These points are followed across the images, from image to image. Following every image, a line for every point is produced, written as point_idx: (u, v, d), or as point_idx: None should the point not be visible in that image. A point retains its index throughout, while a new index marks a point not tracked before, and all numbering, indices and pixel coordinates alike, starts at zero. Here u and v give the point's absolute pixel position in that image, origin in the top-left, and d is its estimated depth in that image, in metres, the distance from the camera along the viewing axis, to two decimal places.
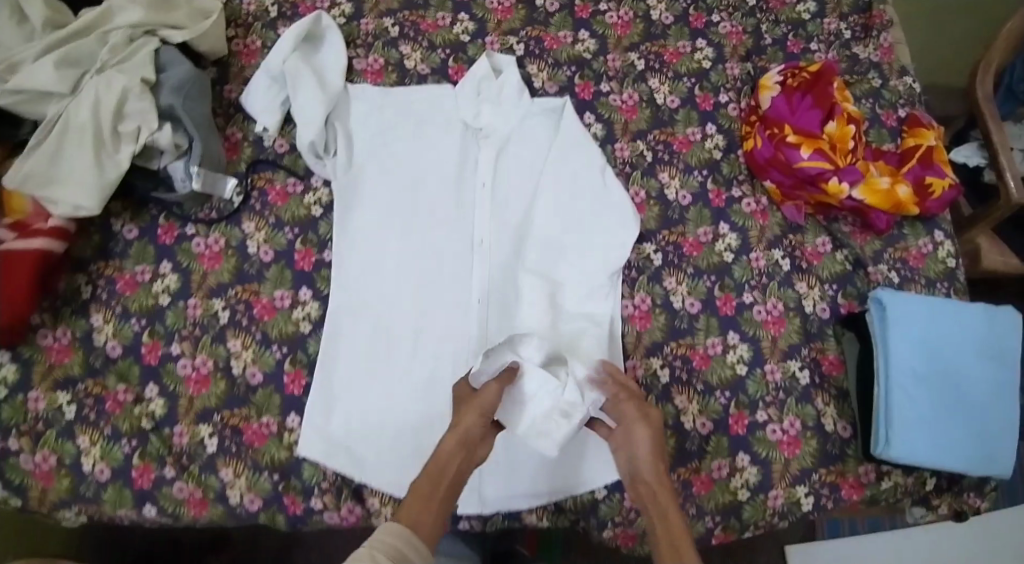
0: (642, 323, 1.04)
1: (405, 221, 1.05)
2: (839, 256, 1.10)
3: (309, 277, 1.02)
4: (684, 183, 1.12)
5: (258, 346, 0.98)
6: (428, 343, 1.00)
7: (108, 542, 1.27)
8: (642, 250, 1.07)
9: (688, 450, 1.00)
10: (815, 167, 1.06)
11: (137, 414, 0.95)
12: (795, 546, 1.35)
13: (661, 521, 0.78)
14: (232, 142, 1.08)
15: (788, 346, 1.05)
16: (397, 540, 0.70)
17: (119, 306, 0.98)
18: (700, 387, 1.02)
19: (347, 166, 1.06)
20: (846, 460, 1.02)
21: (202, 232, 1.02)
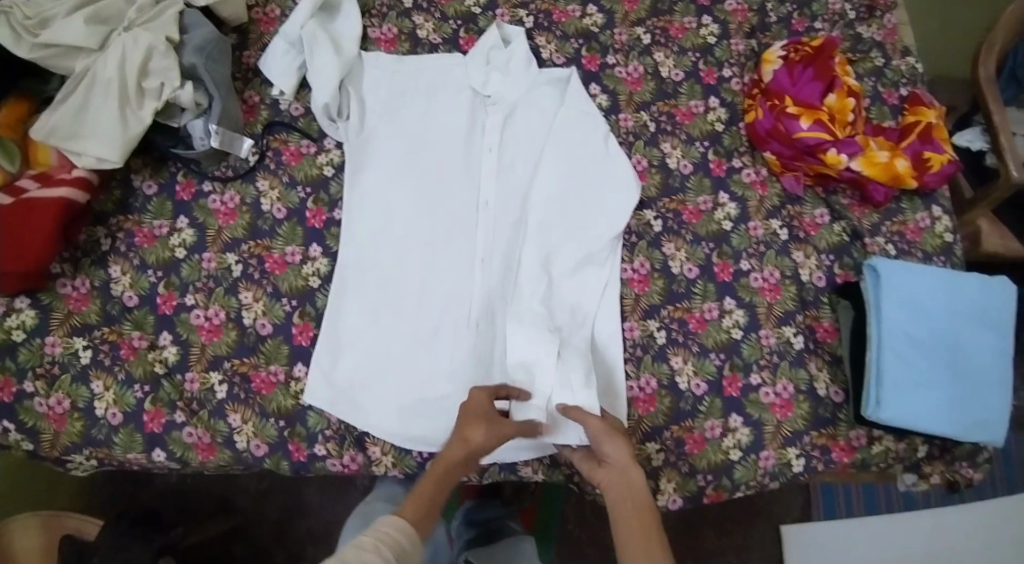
0: (640, 286, 1.07)
1: (413, 183, 1.09)
2: (837, 227, 1.12)
3: (320, 235, 1.06)
4: (686, 153, 1.15)
5: (269, 299, 1.02)
6: (432, 299, 1.05)
7: (117, 499, 1.29)
8: (642, 216, 1.10)
9: (683, 410, 1.03)
10: (813, 137, 1.08)
11: (151, 360, 0.98)
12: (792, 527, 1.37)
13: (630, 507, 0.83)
14: (250, 104, 1.12)
15: (784, 312, 1.08)
16: (400, 537, 0.76)
17: (137, 258, 1.02)
18: (696, 348, 1.05)
19: (359, 131, 1.10)
20: (838, 423, 1.04)
21: (218, 189, 1.06)
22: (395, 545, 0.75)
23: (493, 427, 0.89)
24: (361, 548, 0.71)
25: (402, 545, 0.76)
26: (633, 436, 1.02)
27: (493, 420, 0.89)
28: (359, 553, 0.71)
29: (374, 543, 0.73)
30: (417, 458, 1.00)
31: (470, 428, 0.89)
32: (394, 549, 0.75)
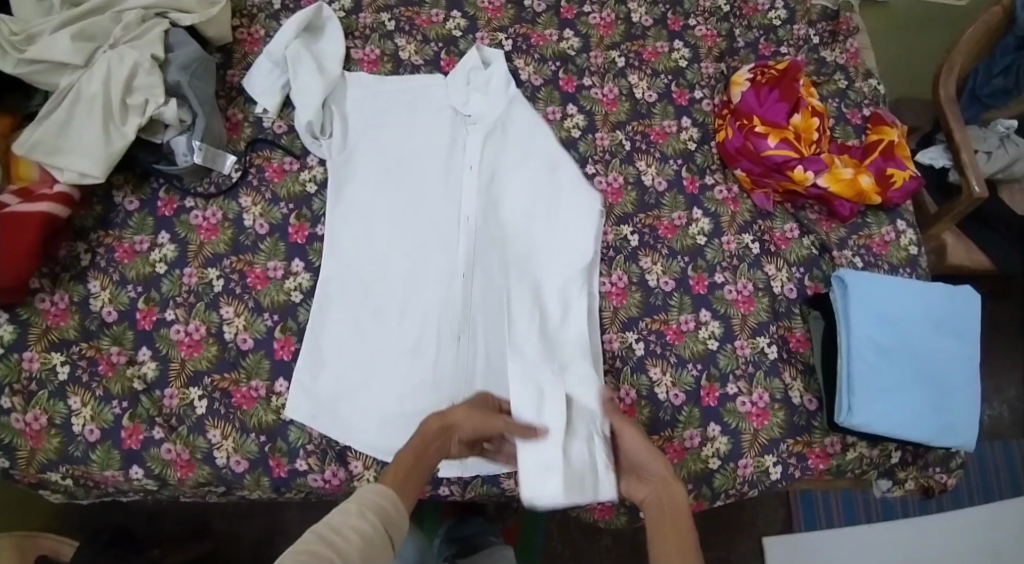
0: (618, 299, 1.10)
1: (396, 199, 1.11)
2: (806, 241, 1.16)
3: (302, 250, 1.07)
4: (660, 170, 1.19)
5: (250, 313, 1.03)
6: (415, 311, 1.06)
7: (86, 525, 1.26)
8: (619, 231, 1.14)
9: (662, 420, 1.05)
10: (781, 155, 1.13)
11: (130, 376, 0.98)
12: (774, 540, 1.37)
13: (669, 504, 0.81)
14: (233, 122, 1.13)
15: (758, 323, 1.11)
16: (386, 503, 0.73)
17: (117, 273, 1.02)
18: (673, 359, 1.08)
19: (341, 147, 1.12)
20: (813, 431, 1.07)
21: (200, 205, 1.07)
22: (380, 511, 0.72)
23: (475, 412, 0.88)
24: (348, 513, 0.70)
25: (387, 509, 0.73)
26: None
27: (480, 408, 0.89)
28: (346, 520, 0.69)
29: (360, 508, 0.71)
30: None
31: (455, 412, 0.88)
32: (379, 513, 0.72)
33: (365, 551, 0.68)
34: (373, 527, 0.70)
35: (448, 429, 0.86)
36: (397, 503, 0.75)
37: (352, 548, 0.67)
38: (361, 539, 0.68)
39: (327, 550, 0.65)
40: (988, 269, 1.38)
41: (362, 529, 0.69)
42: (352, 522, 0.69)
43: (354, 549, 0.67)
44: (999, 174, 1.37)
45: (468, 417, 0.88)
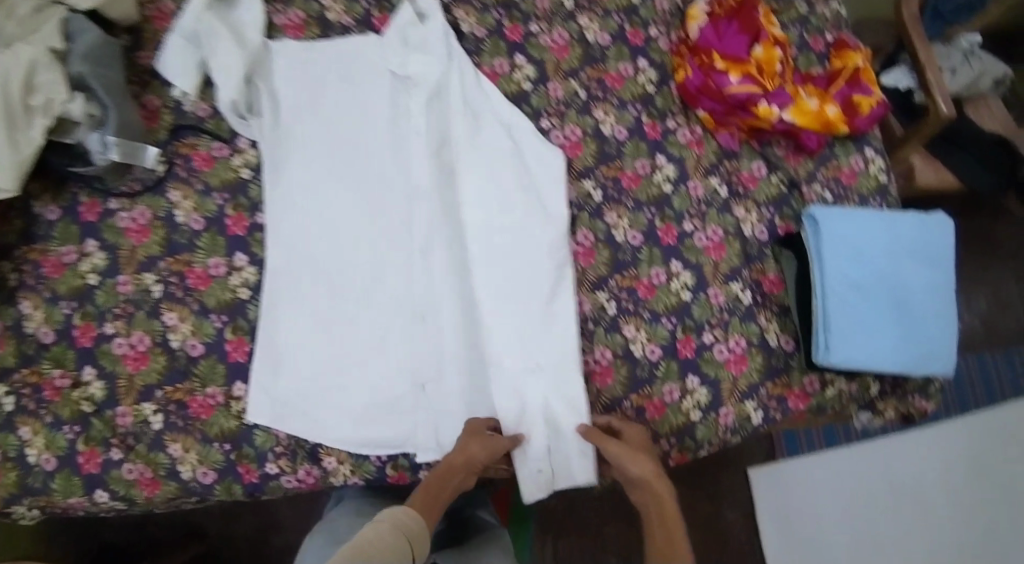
0: (585, 259, 1.07)
1: (340, 177, 1.04)
2: (774, 179, 1.13)
3: (243, 242, 1.01)
4: (619, 118, 1.13)
5: (196, 317, 0.97)
6: (374, 297, 1.02)
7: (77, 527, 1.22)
8: (581, 187, 1.09)
9: (640, 377, 1.02)
10: (744, 92, 1.08)
11: (77, 399, 0.93)
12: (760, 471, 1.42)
13: (659, 507, 0.93)
14: (151, 109, 1.04)
15: (730, 270, 1.08)
16: (412, 522, 0.80)
17: (47, 290, 0.96)
18: (647, 315, 1.05)
19: (274, 127, 1.04)
20: (791, 372, 1.06)
21: (126, 206, 0.99)
22: (407, 530, 0.79)
23: (492, 446, 0.91)
24: (381, 531, 0.77)
25: (413, 529, 0.79)
26: (595, 409, 1.02)
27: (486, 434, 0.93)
28: (379, 538, 0.76)
29: (391, 528, 0.78)
30: (376, 462, 0.98)
31: (471, 445, 0.91)
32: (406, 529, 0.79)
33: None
34: (401, 545, 0.76)
35: (467, 464, 0.90)
36: (423, 526, 0.81)
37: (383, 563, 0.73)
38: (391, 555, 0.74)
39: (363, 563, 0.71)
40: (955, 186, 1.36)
41: (391, 546, 0.75)
42: (383, 540, 0.75)
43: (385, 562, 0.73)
44: (964, 92, 1.35)
45: (486, 453, 0.91)
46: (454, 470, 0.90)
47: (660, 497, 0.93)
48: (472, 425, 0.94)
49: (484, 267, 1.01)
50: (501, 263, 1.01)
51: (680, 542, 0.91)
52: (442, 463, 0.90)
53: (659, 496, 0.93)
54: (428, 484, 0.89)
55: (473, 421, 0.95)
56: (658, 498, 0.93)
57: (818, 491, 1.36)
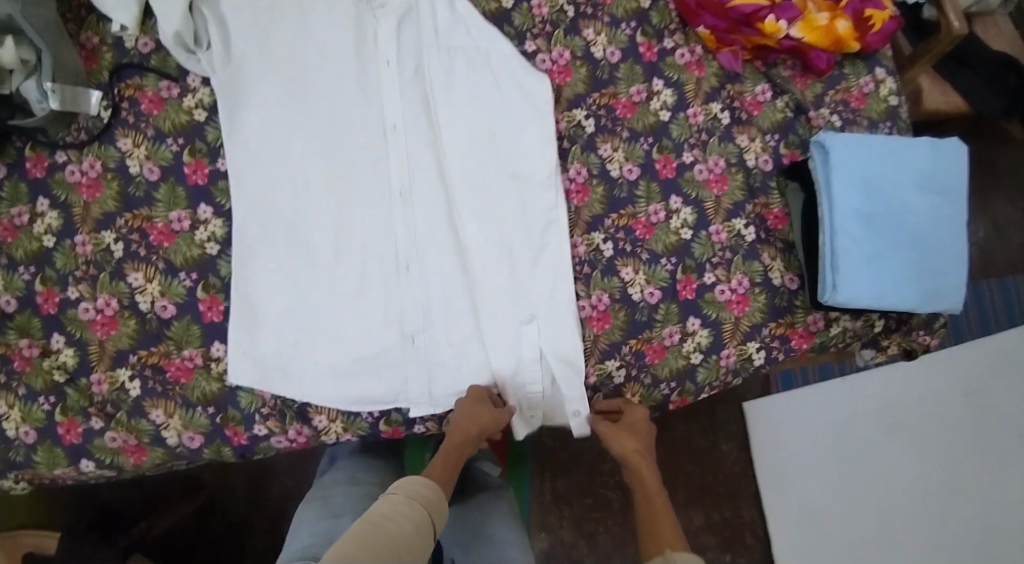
0: (579, 197, 1.01)
1: (306, 115, 0.96)
2: (780, 103, 1.06)
3: (206, 193, 0.94)
4: (612, 38, 1.05)
5: (164, 276, 0.92)
6: (349, 245, 0.96)
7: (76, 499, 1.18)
8: (572, 116, 1.02)
9: (638, 321, 0.98)
10: (749, 5, 1.00)
11: (49, 368, 0.89)
12: (753, 404, 1.42)
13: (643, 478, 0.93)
14: (90, 49, 0.95)
15: (732, 204, 1.03)
16: (427, 489, 0.81)
17: (4, 255, 0.91)
18: (645, 256, 1.00)
19: (226, 61, 0.94)
20: (795, 311, 1.01)
21: (75, 157, 0.92)
22: (421, 497, 0.80)
23: (500, 417, 0.91)
24: (396, 500, 0.77)
25: (429, 496, 0.80)
26: (591, 356, 0.98)
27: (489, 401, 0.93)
28: (395, 508, 0.77)
29: (408, 497, 0.78)
30: (368, 418, 0.95)
31: (478, 413, 0.91)
32: (418, 497, 0.79)
33: (414, 531, 0.75)
34: (418, 512, 0.77)
35: (479, 431, 0.91)
36: (440, 492, 0.82)
37: (402, 531, 0.74)
38: (410, 522, 0.76)
39: (382, 532, 0.72)
40: (962, 111, 1.27)
41: (409, 514, 0.76)
42: (400, 509, 0.76)
43: (405, 529, 0.74)
44: (973, 8, 1.25)
45: (494, 422, 0.91)
46: (462, 433, 0.90)
47: (638, 469, 0.93)
48: (470, 391, 0.94)
49: (470, 210, 0.96)
50: (487, 206, 0.97)
51: (658, 505, 0.89)
52: (451, 427, 0.91)
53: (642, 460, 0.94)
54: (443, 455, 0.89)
55: (474, 390, 0.94)
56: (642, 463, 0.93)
57: (813, 422, 1.35)
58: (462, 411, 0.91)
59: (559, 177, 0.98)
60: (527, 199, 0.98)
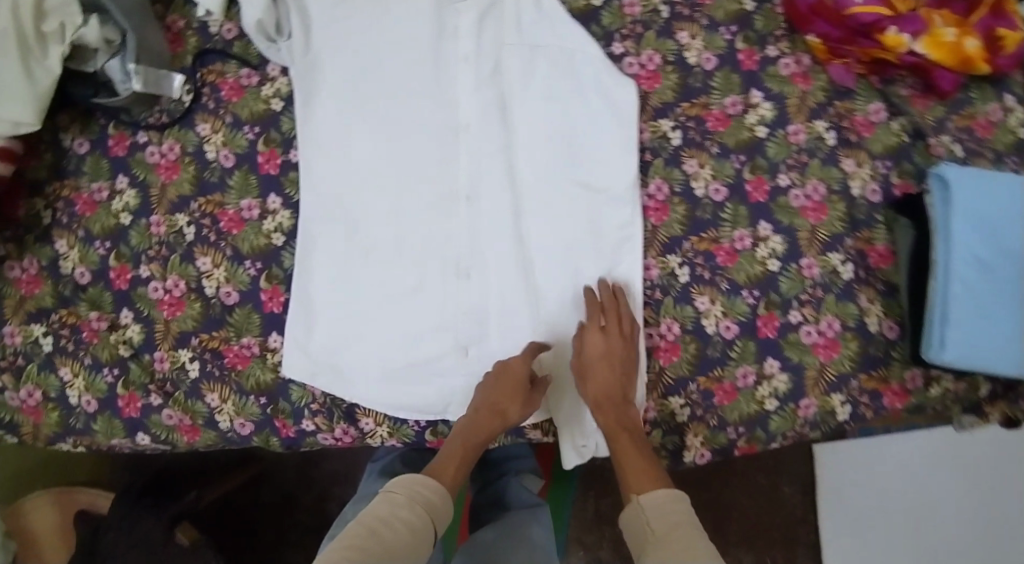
0: (658, 216, 0.93)
1: (379, 108, 0.94)
2: (895, 126, 0.94)
3: (276, 183, 0.94)
4: (709, 42, 0.96)
5: (230, 263, 0.92)
6: (412, 244, 0.93)
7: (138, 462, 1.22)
8: (657, 127, 0.95)
9: (710, 357, 0.91)
10: (870, 14, 0.89)
11: (116, 342, 0.92)
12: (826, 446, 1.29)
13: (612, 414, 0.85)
14: (175, 32, 0.97)
15: (830, 236, 0.93)
16: (431, 494, 0.81)
17: (81, 229, 0.94)
18: (724, 286, 0.92)
19: (304, 50, 0.94)
20: (891, 364, 0.91)
21: (155, 139, 0.94)
22: (424, 502, 0.80)
23: (529, 406, 0.86)
24: (397, 506, 0.78)
25: (432, 500, 0.80)
26: (654, 389, 0.91)
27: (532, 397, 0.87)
28: (395, 512, 0.77)
29: (409, 501, 0.79)
30: (414, 426, 0.92)
31: (506, 402, 0.85)
32: (421, 501, 0.80)
33: (412, 540, 0.75)
34: (419, 518, 0.78)
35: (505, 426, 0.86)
36: (444, 495, 0.82)
37: (401, 539, 0.75)
38: (409, 530, 0.76)
39: (379, 541, 0.73)
40: None
41: (408, 521, 0.77)
42: (402, 514, 0.77)
43: (403, 538, 0.75)
44: None
45: (520, 411, 0.86)
46: (488, 421, 0.85)
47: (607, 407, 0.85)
48: (510, 361, 0.87)
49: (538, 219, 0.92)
50: (555, 214, 0.92)
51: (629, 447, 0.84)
52: (474, 408, 0.87)
53: (621, 398, 0.86)
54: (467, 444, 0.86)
55: (513, 362, 0.86)
56: (619, 401, 0.85)
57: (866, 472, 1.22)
58: (486, 393, 0.86)
59: (637, 192, 0.92)
60: (598, 210, 0.92)
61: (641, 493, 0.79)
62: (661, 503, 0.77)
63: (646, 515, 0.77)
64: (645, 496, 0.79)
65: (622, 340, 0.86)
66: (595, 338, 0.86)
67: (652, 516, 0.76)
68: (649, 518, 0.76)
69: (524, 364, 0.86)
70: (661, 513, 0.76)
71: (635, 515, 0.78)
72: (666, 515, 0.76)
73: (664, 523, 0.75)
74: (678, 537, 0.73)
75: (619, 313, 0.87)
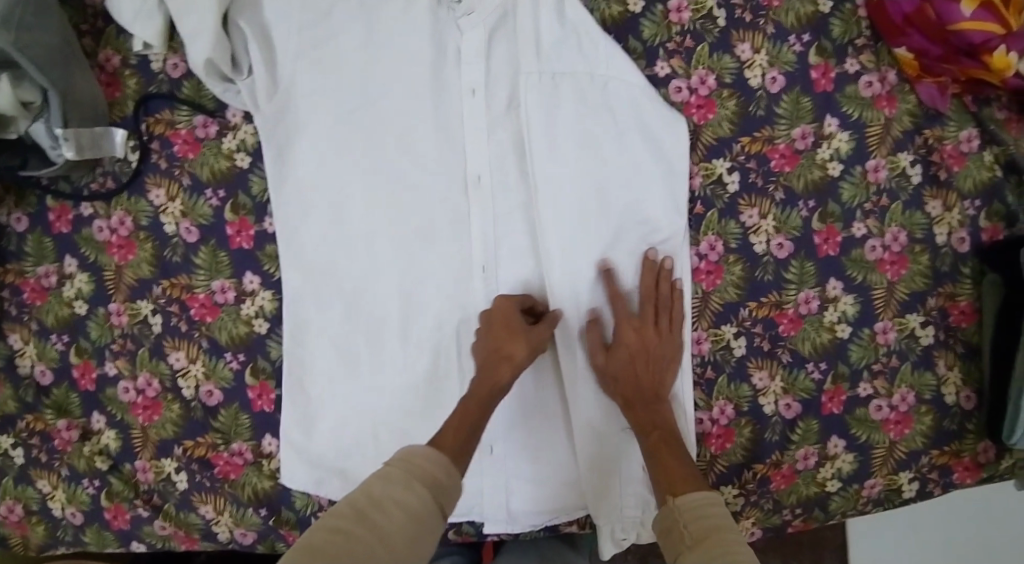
0: (708, 280, 0.80)
1: (367, 150, 0.78)
2: (987, 157, 0.81)
3: (252, 258, 0.81)
4: (775, 57, 0.79)
5: (208, 357, 0.81)
6: (420, 326, 0.79)
7: None
8: (710, 168, 0.79)
9: (767, 442, 0.80)
10: (978, 33, 0.73)
11: (89, 453, 0.82)
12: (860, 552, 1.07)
13: (654, 423, 0.74)
14: (110, 72, 0.83)
15: (909, 294, 0.81)
16: (436, 469, 0.62)
17: (34, 321, 0.83)
18: (786, 359, 0.80)
19: (271, 89, 0.78)
20: (964, 436, 0.82)
21: (102, 211, 0.82)
22: (428, 479, 0.61)
23: (537, 342, 0.74)
24: (391, 481, 0.59)
25: (436, 476, 0.61)
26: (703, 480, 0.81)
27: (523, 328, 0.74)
28: (390, 492, 0.59)
29: (406, 477, 0.60)
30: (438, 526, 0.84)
31: (510, 344, 0.73)
32: (427, 481, 0.61)
33: (408, 529, 0.57)
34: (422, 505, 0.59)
35: (515, 372, 0.73)
36: (452, 471, 0.63)
37: (393, 528, 0.56)
38: (406, 514, 0.57)
39: (365, 529, 0.56)
40: None
41: (404, 501, 0.58)
42: (401, 496, 0.58)
43: (399, 525, 0.57)
44: None
45: (528, 352, 0.74)
46: (495, 368, 0.73)
47: (646, 414, 0.74)
48: (493, 305, 0.76)
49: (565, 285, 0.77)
50: (581, 275, 0.78)
51: (672, 464, 0.69)
52: (489, 329, 0.75)
53: (653, 395, 0.75)
54: (468, 404, 0.71)
55: (501, 303, 0.75)
56: (651, 399, 0.75)
57: None
58: (487, 340, 0.75)
59: (685, 254, 0.78)
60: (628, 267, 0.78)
61: (674, 494, 0.65)
62: (695, 501, 0.62)
63: (676, 515, 0.62)
64: (679, 497, 0.64)
65: (660, 334, 0.76)
66: (633, 332, 0.76)
67: (683, 517, 0.61)
68: (680, 521, 0.60)
69: (508, 302, 0.76)
70: (694, 510, 0.61)
71: (668, 518, 0.62)
72: (702, 516, 0.60)
73: (697, 520, 0.59)
74: (708, 542, 0.56)
75: (655, 301, 0.77)
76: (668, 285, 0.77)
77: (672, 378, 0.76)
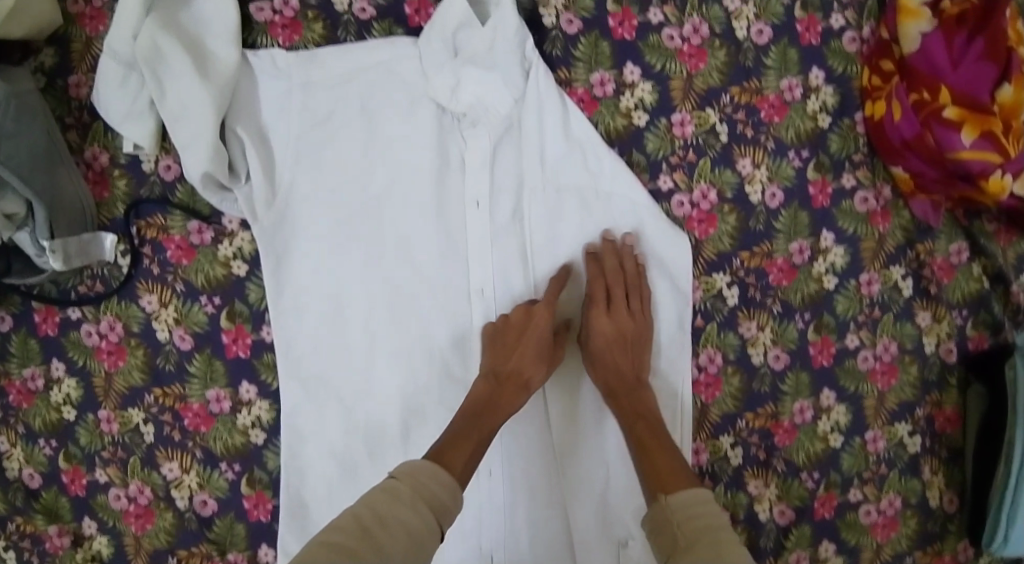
0: (707, 391, 0.80)
1: (368, 251, 0.77)
2: (976, 270, 0.84)
3: (248, 367, 0.79)
4: (775, 171, 0.80)
5: (202, 467, 0.80)
6: (422, 440, 0.78)
7: None
8: (710, 282, 0.80)
9: (762, 548, 0.82)
10: (977, 161, 0.75)
11: (81, 559, 0.81)
12: None
13: (637, 408, 0.73)
14: (97, 171, 0.80)
15: (898, 403, 0.83)
16: (441, 490, 0.59)
17: (21, 425, 0.81)
18: (781, 467, 0.82)
19: (269, 199, 0.76)
20: (947, 537, 0.85)
21: (91, 315, 0.80)
22: (431, 498, 0.59)
23: (554, 362, 0.75)
24: (395, 497, 0.57)
25: (439, 496, 0.59)
26: None
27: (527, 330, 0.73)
28: (393, 508, 0.56)
29: (411, 495, 0.58)
30: None
31: (530, 369, 0.73)
32: (431, 501, 0.58)
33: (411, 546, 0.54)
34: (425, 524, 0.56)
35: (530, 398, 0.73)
36: (456, 493, 0.61)
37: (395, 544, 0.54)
38: (408, 535, 0.55)
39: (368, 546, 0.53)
40: None
41: (407, 518, 0.56)
42: (404, 513, 0.56)
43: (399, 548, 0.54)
44: None
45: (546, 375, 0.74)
46: (510, 394, 0.72)
47: (628, 402, 0.73)
48: (535, 306, 0.74)
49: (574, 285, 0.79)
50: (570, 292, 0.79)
51: (662, 460, 0.68)
52: (503, 341, 0.74)
53: (635, 383, 0.74)
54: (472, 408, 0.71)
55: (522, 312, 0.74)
56: (634, 387, 0.74)
57: None
58: (499, 356, 0.73)
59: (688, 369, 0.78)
60: None
61: (665, 493, 0.63)
62: (686, 503, 0.60)
63: (667, 515, 0.59)
64: (669, 495, 0.62)
65: (632, 316, 0.75)
66: (603, 317, 0.74)
67: (677, 519, 0.58)
68: (672, 522, 0.58)
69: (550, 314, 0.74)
70: (685, 513, 0.59)
71: (658, 517, 0.60)
72: (694, 517, 0.58)
73: (690, 522, 0.57)
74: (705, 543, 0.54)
75: (623, 287, 0.75)
76: (628, 261, 0.76)
77: (647, 357, 0.76)
